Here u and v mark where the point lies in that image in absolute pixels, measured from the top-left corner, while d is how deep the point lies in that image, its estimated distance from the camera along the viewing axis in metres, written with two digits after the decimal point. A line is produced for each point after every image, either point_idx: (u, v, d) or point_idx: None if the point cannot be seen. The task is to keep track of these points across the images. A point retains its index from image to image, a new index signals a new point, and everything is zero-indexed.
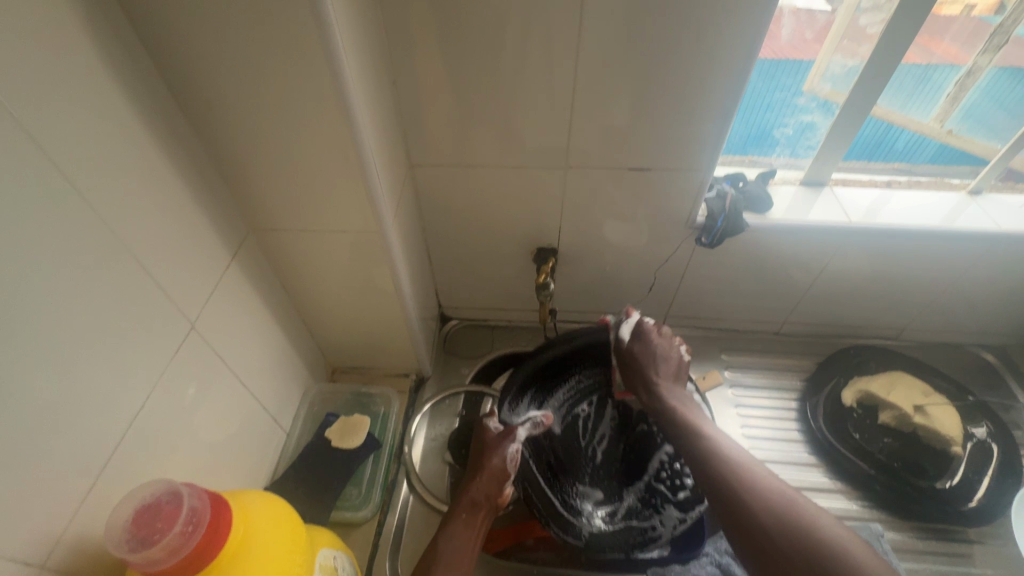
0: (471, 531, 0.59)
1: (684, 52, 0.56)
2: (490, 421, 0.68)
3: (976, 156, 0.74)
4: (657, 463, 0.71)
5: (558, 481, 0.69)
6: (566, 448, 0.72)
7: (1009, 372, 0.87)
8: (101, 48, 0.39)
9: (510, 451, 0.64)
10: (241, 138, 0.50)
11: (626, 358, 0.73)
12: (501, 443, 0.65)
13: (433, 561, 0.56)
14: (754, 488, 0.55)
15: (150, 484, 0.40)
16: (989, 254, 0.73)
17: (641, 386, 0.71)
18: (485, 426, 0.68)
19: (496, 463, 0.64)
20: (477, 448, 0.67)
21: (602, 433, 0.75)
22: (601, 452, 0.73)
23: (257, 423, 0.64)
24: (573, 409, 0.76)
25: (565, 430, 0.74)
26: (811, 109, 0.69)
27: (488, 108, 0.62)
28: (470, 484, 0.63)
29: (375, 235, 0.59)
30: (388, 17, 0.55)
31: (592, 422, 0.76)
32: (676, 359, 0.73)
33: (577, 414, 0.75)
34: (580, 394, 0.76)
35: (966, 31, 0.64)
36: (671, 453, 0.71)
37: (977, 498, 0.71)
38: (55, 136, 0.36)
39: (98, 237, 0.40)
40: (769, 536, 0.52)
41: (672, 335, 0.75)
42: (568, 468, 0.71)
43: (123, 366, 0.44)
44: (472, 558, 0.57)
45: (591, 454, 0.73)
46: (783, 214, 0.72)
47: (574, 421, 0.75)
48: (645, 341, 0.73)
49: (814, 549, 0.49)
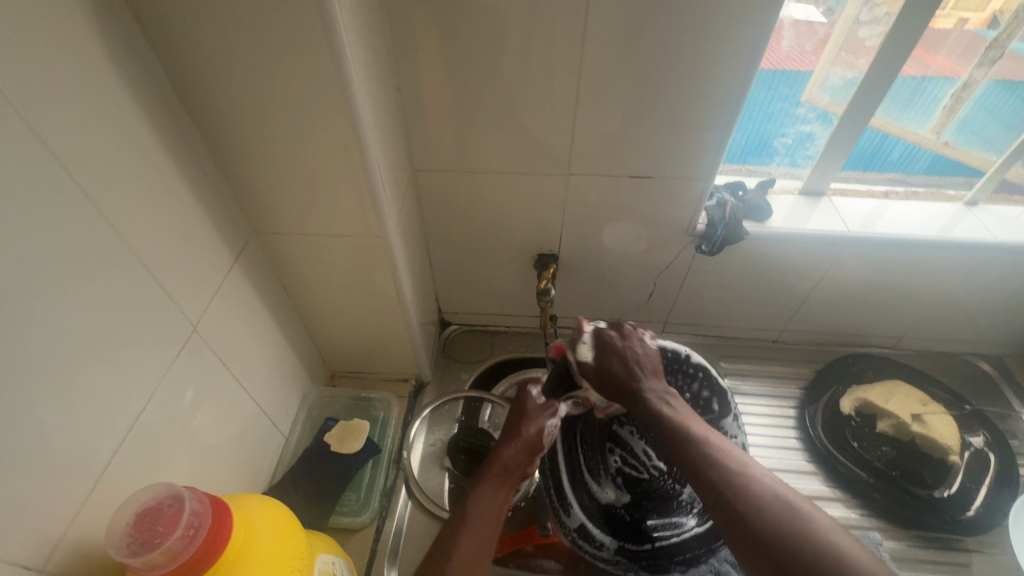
0: (496, 489, 0.59)
1: (686, 62, 0.56)
2: (533, 390, 0.71)
3: (972, 168, 0.75)
4: None
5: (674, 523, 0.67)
6: (645, 491, 0.70)
7: (1005, 381, 0.88)
8: (110, 51, 0.40)
9: (547, 422, 0.67)
10: (245, 141, 0.51)
11: (599, 376, 0.66)
12: (539, 414, 0.68)
13: (464, 514, 0.55)
14: (745, 478, 0.49)
15: (151, 487, 0.40)
16: (985, 264, 0.73)
17: (622, 399, 0.64)
18: (527, 393, 0.71)
19: (531, 431, 0.66)
20: (513, 415, 0.69)
21: (643, 449, 0.72)
22: (651, 446, 0.72)
23: (256, 426, 0.64)
24: (609, 467, 0.72)
25: (627, 484, 0.71)
26: (810, 119, 0.70)
27: (491, 114, 0.63)
28: (502, 448, 0.64)
29: (378, 239, 0.59)
30: (393, 22, 0.55)
31: (630, 452, 0.72)
32: (650, 360, 0.66)
33: (617, 469, 0.72)
34: (604, 457, 0.72)
35: (961, 45, 0.66)
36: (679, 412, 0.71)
37: (974, 507, 0.71)
38: (62, 135, 0.36)
39: (104, 238, 0.40)
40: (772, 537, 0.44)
41: (644, 343, 0.67)
42: (653, 492, 0.69)
43: (124, 368, 0.43)
44: (496, 522, 0.56)
45: (658, 467, 0.71)
46: (782, 222, 0.73)
47: (624, 472, 0.71)
48: (612, 353, 0.66)
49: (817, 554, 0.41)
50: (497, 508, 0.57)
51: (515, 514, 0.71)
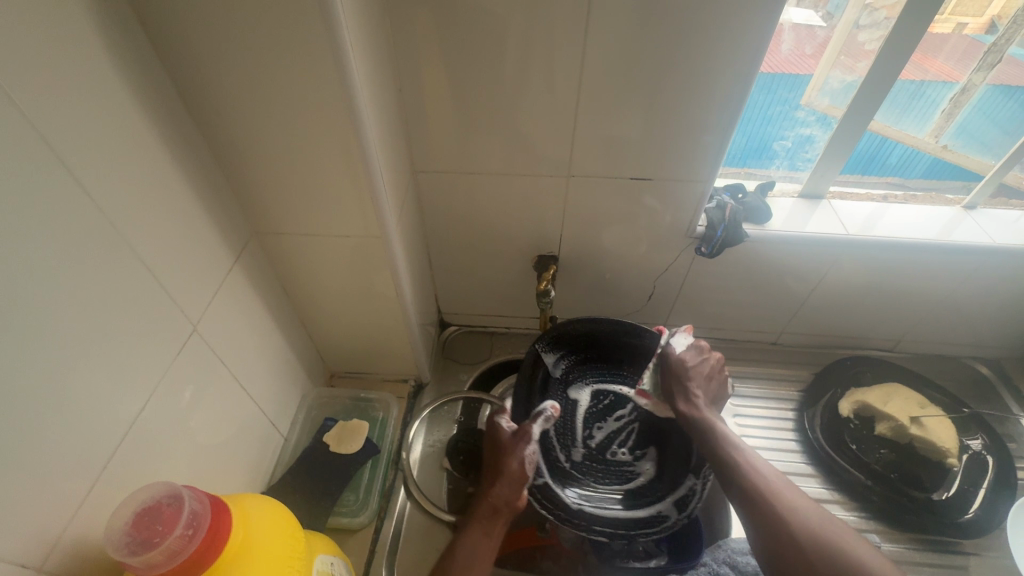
0: (486, 537, 0.58)
1: (685, 67, 0.57)
2: (503, 421, 0.68)
3: (970, 171, 0.75)
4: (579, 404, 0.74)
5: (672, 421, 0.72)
6: (646, 431, 0.73)
7: (1003, 385, 0.88)
8: (111, 50, 0.40)
9: (527, 453, 0.63)
10: (246, 140, 0.51)
11: (671, 367, 0.73)
12: (517, 445, 0.64)
13: (447, 567, 0.55)
14: (778, 492, 0.58)
15: (150, 485, 0.40)
16: (983, 268, 0.74)
17: (679, 394, 0.71)
18: (499, 427, 0.67)
19: (514, 466, 0.62)
20: (494, 448, 0.66)
21: (608, 428, 0.73)
22: (607, 411, 0.74)
23: (255, 426, 0.64)
24: (625, 454, 0.71)
25: (638, 444, 0.72)
26: (809, 123, 0.70)
27: (492, 115, 0.63)
28: (490, 488, 0.62)
29: (377, 239, 0.59)
30: (395, 23, 0.56)
31: (612, 438, 0.72)
32: (720, 380, 0.74)
33: (629, 455, 0.71)
34: (613, 466, 0.70)
35: (957, 52, 0.66)
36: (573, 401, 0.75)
37: (973, 509, 0.71)
38: (63, 133, 0.36)
39: (104, 237, 0.40)
40: (797, 544, 0.53)
41: (716, 356, 0.75)
42: (637, 420, 0.74)
43: (124, 367, 0.43)
44: (485, 569, 0.56)
45: (621, 418, 0.74)
46: (781, 224, 0.73)
47: (631, 446, 0.72)
48: (694, 357, 0.74)
49: (833, 558, 0.51)
50: (483, 558, 0.57)
51: (514, 515, 0.71)
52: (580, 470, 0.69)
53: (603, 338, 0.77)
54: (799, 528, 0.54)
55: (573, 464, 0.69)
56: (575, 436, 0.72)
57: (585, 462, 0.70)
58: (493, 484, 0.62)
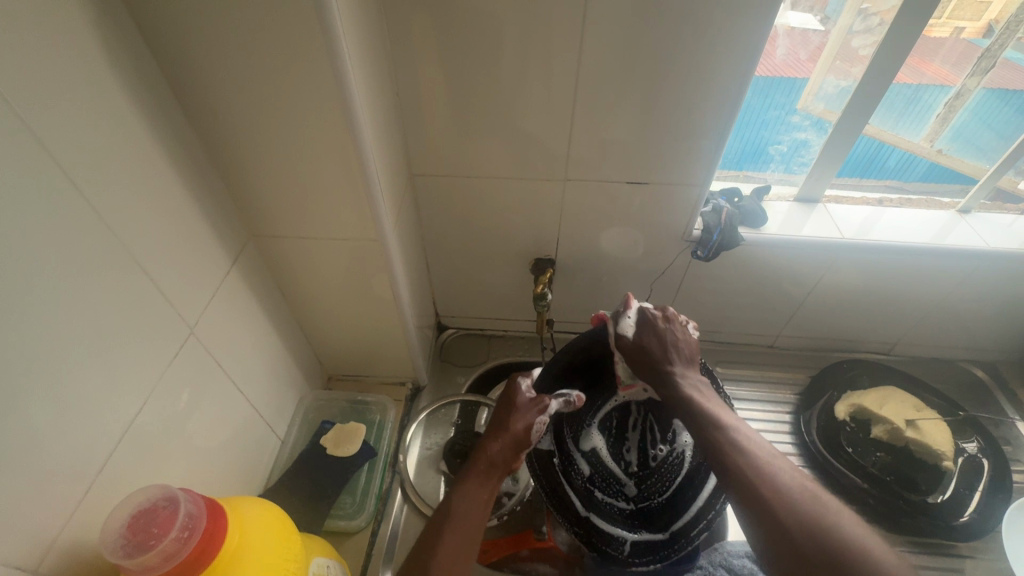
0: (484, 486, 0.57)
1: (680, 71, 0.57)
2: (523, 383, 0.68)
3: (965, 175, 0.76)
4: (593, 447, 0.71)
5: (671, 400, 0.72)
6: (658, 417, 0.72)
7: (998, 388, 0.88)
8: (110, 56, 0.40)
9: (537, 420, 0.64)
10: (243, 144, 0.51)
11: (636, 352, 0.67)
12: (527, 410, 0.64)
13: (443, 517, 0.52)
14: (767, 474, 0.51)
15: (147, 488, 0.40)
16: (978, 272, 0.74)
17: (653, 377, 0.66)
18: (518, 387, 0.67)
19: (519, 427, 0.63)
20: (501, 409, 0.65)
21: (632, 443, 0.72)
22: (620, 430, 0.72)
23: (252, 429, 0.64)
24: (662, 446, 0.71)
25: (660, 429, 0.72)
26: (805, 127, 0.70)
27: (489, 119, 0.63)
28: (491, 443, 0.61)
29: (375, 242, 0.60)
30: (392, 29, 0.56)
31: (641, 446, 0.71)
32: (689, 345, 0.67)
33: (663, 449, 0.71)
34: (660, 466, 0.70)
35: (955, 53, 0.66)
36: (588, 449, 0.70)
37: (968, 512, 0.71)
38: (60, 138, 0.36)
39: (102, 241, 0.41)
40: (794, 536, 0.46)
41: (678, 319, 0.68)
42: (649, 411, 0.73)
43: (122, 370, 0.44)
44: (485, 513, 0.54)
45: (631, 425, 0.73)
46: (777, 228, 0.73)
47: (658, 436, 0.72)
48: (653, 331, 0.66)
49: (833, 548, 0.43)
50: (478, 508, 0.54)
51: (512, 518, 0.71)
52: (643, 497, 0.68)
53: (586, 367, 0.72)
54: (783, 513, 0.47)
55: (636, 497, 0.68)
56: (615, 472, 0.70)
57: (640, 484, 0.69)
58: (496, 439, 0.61)
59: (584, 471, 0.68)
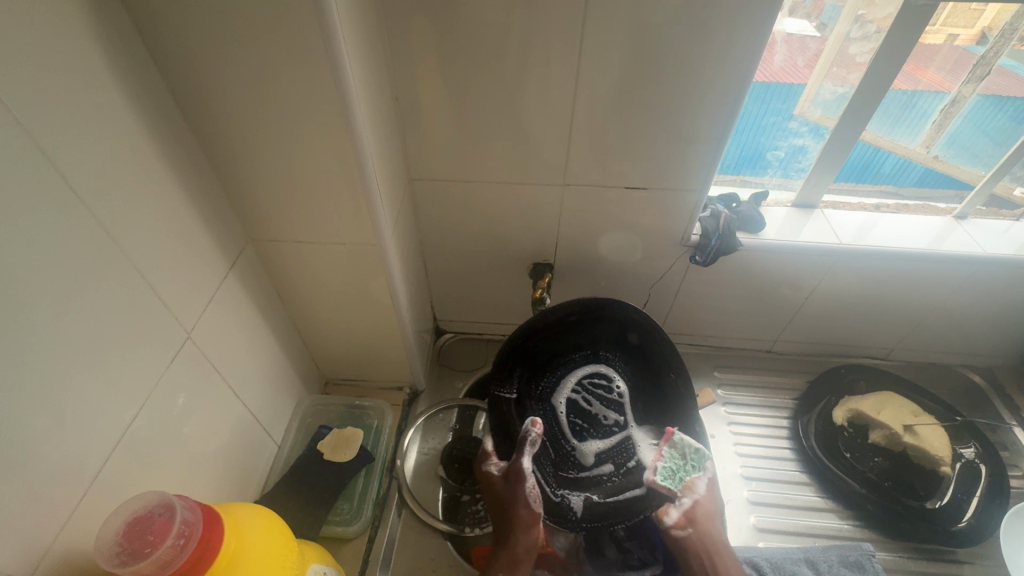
0: None
1: (678, 79, 0.58)
2: (491, 467, 0.67)
3: (960, 182, 0.76)
4: (595, 453, 0.69)
5: (575, 363, 0.74)
6: (587, 380, 0.73)
7: (995, 393, 0.88)
8: (110, 61, 0.40)
9: (528, 492, 0.62)
10: (242, 149, 0.51)
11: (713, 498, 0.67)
12: (515, 488, 0.62)
13: None
14: None
15: (140, 496, 0.39)
16: (976, 277, 0.74)
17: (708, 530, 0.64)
18: (488, 474, 0.66)
19: (523, 510, 0.61)
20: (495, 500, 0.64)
21: (602, 411, 0.71)
22: (586, 416, 0.71)
23: (249, 434, 0.64)
24: (614, 384, 0.73)
25: (598, 384, 0.73)
26: (802, 133, 0.71)
27: (488, 125, 0.63)
28: (523, 535, 0.60)
29: (373, 247, 0.60)
30: (392, 33, 0.56)
31: (609, 403, 0.72)
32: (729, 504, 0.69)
33: (613, 389, 0.73)
34: (629, 397, 0.72)
35: (950, 61, 0.66)
36: (597, 463, 0.68)
37: (966, 518, 0.71)
38: (59, 141, 0.36)
39: (99, 244, 0.40)
40: None
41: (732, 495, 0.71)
42: (580, 379, 0.73)
43: (118, 376, 0.43)
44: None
45: (582, 404, 0.72)
46: (775, 233, 0.73)
47: (606, 384, 0.73)
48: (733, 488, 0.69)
49: None
50: None
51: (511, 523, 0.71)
52: (648, 427, 0.71)
53: (515, 420, 0.70)
54: None
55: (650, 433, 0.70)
56: (618, 439, 0.70)
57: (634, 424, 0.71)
58: (525, 531, 0.60)
59: (611, 473, 0.68)
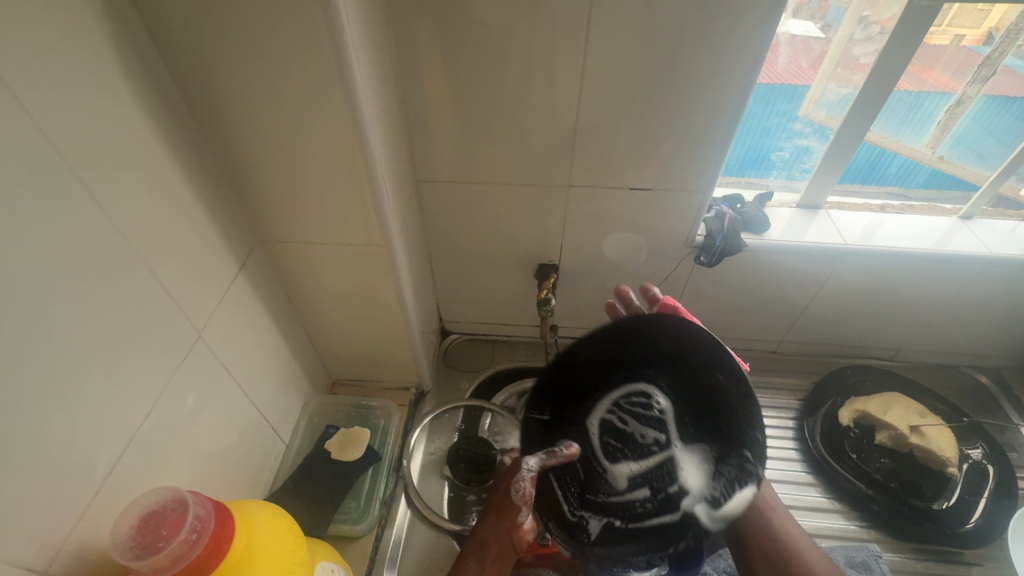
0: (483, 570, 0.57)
1: (682, 80, 0.58)
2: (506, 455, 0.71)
3: (967, 182, 0.76)
4: (627, 476, 0.57)
5: (615, 376, 0.57)
6: (625, 398, 0.57)
7: (1002, 394, 0.88)
8: (124, 66, 0.41)
9: (519, 484, 0.57)
10: (252, 151, 0.52)
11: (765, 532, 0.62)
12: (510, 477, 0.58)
13: None
14: None
15: (155, 491, 0.40)
16: (982, 277, 0.74)
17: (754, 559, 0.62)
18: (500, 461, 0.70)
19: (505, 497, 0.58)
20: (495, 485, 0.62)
21: (643, 432, 0.57)
22: (620, 439, 0.58)
23: (257, 433, 0.64)
24: (654, 399, 0.57)
25: (636, 400, 0.57)
26: (806, 134, 0.71)
27: (493, 127, 0.64)
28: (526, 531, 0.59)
29: (380, 248, 0.60)
30: (399, 37, 0.57)
31: (651, 421, 0.57)
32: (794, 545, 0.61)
33: (656, 405, 0.56)
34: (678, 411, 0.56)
35: (955, 61, 0.66)
36: (630, 488, 0.57)
37: (973, 519, 0.71)
38: (75, 144, 0.37)
39: (113, 245, 0.41)
40: None
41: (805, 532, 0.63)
42: (613, 399, 0.58)
43: (131, 374, 0.44)
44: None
45: (614, 424, 0.58)
46: (780, 234, 0.74)
47: (648, 401, 0.57)
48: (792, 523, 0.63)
49: None
50: None
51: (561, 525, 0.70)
52: (691, 446, 0.56)
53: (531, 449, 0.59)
54: None
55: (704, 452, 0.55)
56: (657, 461, 0.57)
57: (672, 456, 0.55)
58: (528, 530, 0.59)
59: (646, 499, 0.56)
